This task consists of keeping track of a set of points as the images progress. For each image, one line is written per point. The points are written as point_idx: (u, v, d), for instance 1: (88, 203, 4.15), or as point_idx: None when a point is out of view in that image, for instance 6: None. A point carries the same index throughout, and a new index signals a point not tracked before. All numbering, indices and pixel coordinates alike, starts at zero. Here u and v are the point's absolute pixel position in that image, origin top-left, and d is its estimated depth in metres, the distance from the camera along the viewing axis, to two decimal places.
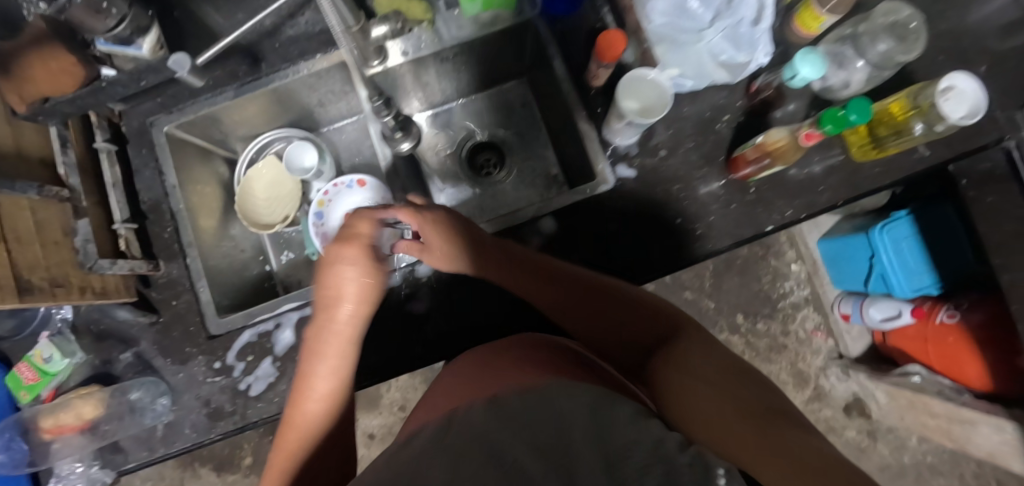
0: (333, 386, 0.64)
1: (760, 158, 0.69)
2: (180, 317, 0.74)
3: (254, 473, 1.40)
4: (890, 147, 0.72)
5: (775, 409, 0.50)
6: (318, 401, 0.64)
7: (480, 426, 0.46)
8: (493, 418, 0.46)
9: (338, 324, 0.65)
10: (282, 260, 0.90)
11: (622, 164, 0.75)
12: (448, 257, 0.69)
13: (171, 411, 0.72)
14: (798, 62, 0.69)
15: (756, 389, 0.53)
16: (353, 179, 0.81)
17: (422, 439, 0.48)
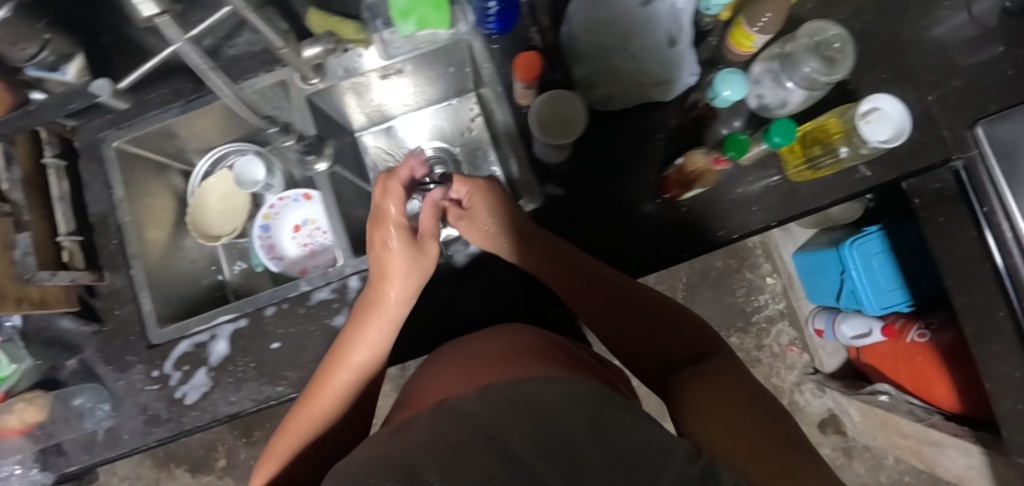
0: (354, 377, 0.65)
1: (684, 180, 0.69)
2: (123, 327, 0.75)
3: (228, 475, 1.30)
4: (825, 169, 0.73)
5: (788, 429, 0.52)
6: (338, 388, 0.64)
7: (478, 417, 0.46)
8: (494, 408, 0.47)
9: (387, 300, 0.68)
10: (235, 270, 0.91)
11: (552, 183, 0.75)
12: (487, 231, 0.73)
13: (110, 418, 0.74)
14: (718, 84, 0.67)
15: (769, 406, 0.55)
16: (299, 194, 0.87)
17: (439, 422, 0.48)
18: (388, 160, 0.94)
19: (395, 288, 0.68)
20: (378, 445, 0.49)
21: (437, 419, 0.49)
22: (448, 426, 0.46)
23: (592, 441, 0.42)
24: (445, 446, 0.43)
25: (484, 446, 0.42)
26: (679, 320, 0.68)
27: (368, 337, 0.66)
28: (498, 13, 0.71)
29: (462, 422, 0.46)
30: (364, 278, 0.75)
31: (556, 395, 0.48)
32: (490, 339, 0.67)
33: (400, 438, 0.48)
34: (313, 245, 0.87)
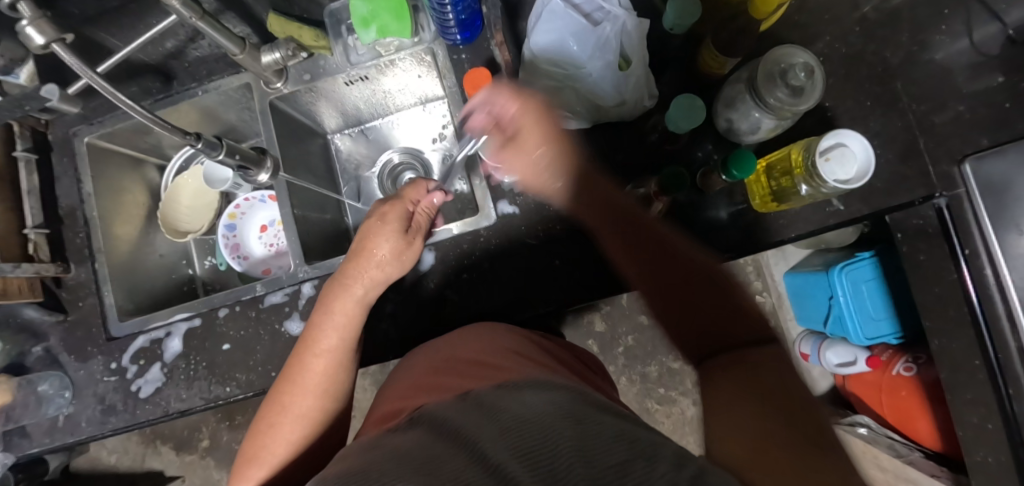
0: (320, 381, 0.62)
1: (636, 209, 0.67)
2: (85, 318, 0.78)
3: (209, 456, 1.34)
4: (785, 201, 0.69)
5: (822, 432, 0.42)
6: (308, 393, 0.62)
7: (458, 427, 0.43)
8: (472, 417, 0.44)
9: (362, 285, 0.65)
10: (205, 265, 0.92)
11: (505, 200, 0.73)
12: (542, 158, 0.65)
13: (70, 405, 0.77)
14: (672, 111, 0.65)
15: (799, 396, 0.45)
16: (265, 195, 0.90)
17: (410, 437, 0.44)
18: (359, 166, 0.95)
19: (374, 286, 0.66)
20: (350, 451, 0.45)
21: (420, 428, 0.45)
22: (431, 440, 0.42)
23: (590, 443, 0.37)
24: (420, 458, 0.39)
25: (462, 457, 0.38)
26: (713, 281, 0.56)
27: (337, 326, 0.64)
28: (459, 26, 0.71)
29: (445, 433, 0.43)
30: (313, 286, 0.75)
31: (538, 399, 0.44)
32: (463, 344, 0.64)
33: (375, 445, 0.44)
34: (278, 246, 0.90)
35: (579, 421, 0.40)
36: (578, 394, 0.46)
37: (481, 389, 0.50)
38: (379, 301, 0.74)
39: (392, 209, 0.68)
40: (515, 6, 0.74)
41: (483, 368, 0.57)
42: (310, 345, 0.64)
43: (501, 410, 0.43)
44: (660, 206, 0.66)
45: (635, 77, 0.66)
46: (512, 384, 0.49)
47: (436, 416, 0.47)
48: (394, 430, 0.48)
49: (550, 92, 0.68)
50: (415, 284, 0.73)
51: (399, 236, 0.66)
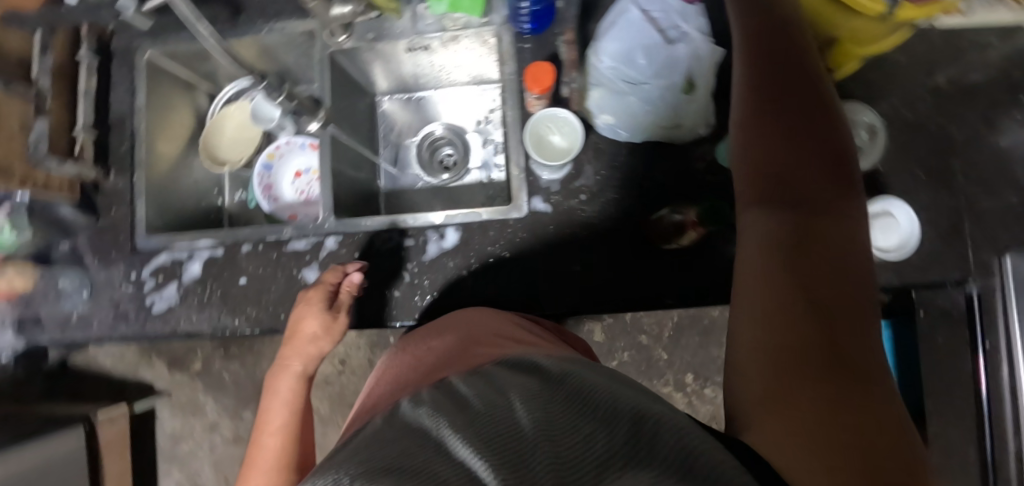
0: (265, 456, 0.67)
1: (668, 232, 0.66)
2: (115, 225, 0.81)
3: (200, 379, 1.38)
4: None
5: (857, 348, 0.38)
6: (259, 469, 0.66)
7: (434, 417, 0.43)
8: (447, 408, 0.44)
9: (299, 358, 0.71)
10: (234, 199, 0.94)
11: (540, 197, 0.72)
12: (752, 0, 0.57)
13: (86, 304, 0.79)
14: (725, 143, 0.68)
15: (849, 305, 0.40)
16: (306, 142, 0.91)
17: (385, 428, 0.45)
18: (403, 133, 0.96)
19: (310, 361, 0.72)
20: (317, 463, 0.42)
21: (393, 431, 0.44)
22: (405, 446, 0.40)
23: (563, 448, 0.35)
24: (394, 451, 0.39)
25: (434, 455, 0.38)
26: (823, 143, 0.46)
27: (281, 398, 0.70)
28: (531, 15, 0.70)
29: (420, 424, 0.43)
30: (337, 242, 0.76)
31: (513, 397, 0.43)
32: (439, 330, 0.66)
33: (349, 444, 0.45)
34: (308, 194, 0.90)
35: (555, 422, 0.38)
36: (550, 381, 0.46)
37: (456, 377, 0.51)
38: (397, 267, 0.75)
39: (315, 291, 0.71)
40: (589, 7, 0.74)
41: (448, 359, 0.58)
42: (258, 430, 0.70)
43: (467, 405, 0.44)
44: (692, 236, 0.65)
45: (696, 103, 0.67)
46: (489, 373, 0.50)
47: (411, 414, 0.46)
48: (361, 433, 0.47)
49: (611, 99, 0.68)
50: (435, 260, 0.74)
51: (326, 316, 0.70)
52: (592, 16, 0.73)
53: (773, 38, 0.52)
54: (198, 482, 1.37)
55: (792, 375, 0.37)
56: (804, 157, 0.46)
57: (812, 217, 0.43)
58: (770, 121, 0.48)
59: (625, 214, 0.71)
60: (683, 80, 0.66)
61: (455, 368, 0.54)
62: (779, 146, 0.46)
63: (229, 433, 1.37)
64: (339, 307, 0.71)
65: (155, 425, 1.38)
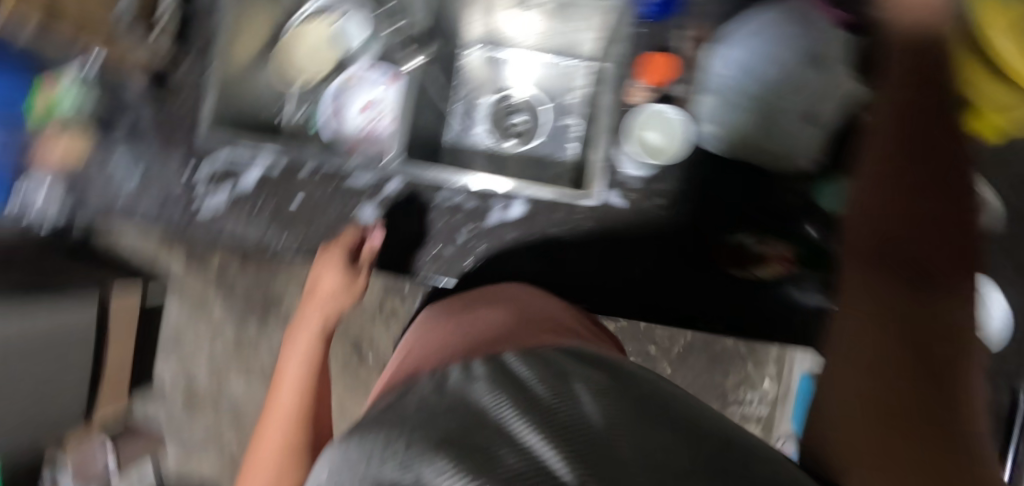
0: (277, 448, 0.65)
1: (749, 263, 0.67)
2: (179, 116, 0.79)
3: (213, 282, 1.36)
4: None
5: (935, 457, 0.32)
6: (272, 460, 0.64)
7: (488, 403, 0.40)
8: (501, 384, 0.42)
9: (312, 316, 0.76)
10: (296, 115, 0.89)
11: (617, 192, 0.70)
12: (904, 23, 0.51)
13: (136, 188, 0.79)
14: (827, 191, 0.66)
15: (944, 394, 0.33)
16: (387, 73, 0.83)
17: (431, 400, 0.43)
18: (479, 89, 0.92)
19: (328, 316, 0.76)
20: (346, 442, 0.40)
21: (443, 405, 0.41)
22: (460, 427, 0.37)
23: (637, 456, 0.33)
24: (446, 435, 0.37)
25: (496, 443, 0.35)
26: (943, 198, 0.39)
27: (294, 356, 0.72)
28: None
29: (468, 407, 0.40)
30: (401, 184, 0.74)
31: (577, 385, 0.41)
32: (494, 299, 0.66)
33: (391, 413, 0.43)
34: (373, 127, 0.81)
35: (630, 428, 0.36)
36: (606, 374, 0.44)
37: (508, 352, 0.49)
38: (453, 228, 0.74)
39: (335, 247, 0.75)
40: (716, 7, 0.70)
41: (495, 333, 0.55)
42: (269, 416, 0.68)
43: (520, 387, 0.41)
44: (774, 268, 0.67)
45: (808, 136, 0.64)
46: (547, 355, 0.47)
47: (458, 384, 0.44)
48: (407, 397, 0.45)
49: (719, 111, 0.66)
50: (495, 228, 0.73)
51: (343, 272, 0.75)
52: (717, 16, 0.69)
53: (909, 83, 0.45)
54: (192, 379, 1.39)
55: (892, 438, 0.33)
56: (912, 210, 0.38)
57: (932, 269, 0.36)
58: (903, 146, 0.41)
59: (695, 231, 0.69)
60: (804, 108, 0.62)
61: (503, 344, 0.52)
62: (910, 179, 0.40)
63: (231, 339, 1.39)
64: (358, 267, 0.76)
65: (161, 316, 1.38)
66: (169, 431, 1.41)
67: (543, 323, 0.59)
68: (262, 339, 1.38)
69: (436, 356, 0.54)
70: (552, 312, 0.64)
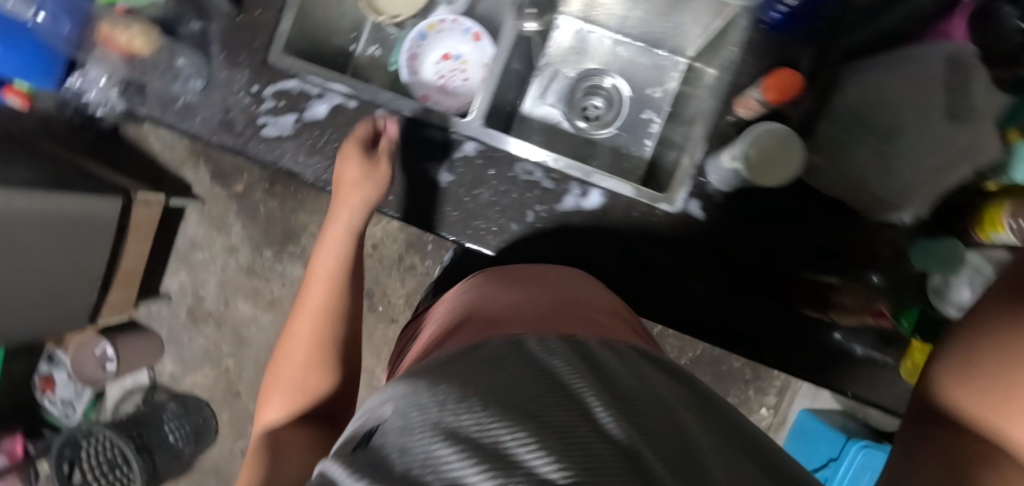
0: (310, 339, 0.72)
1: (832, 301, 0.66)
2: (254, 27, 0.74)
3: (235, 201, 1.34)
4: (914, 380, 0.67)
5: None
6: (304, 349, 0.71)
7: (564, 376, 0.37)
8: (575, 363, 0.41)
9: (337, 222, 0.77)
10: (367, 52, 0.88)
11: (696, 201, 0.68)
12: None
13: (196, 95, 0.75)
14: (924, 250, 0.64)
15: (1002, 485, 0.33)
16: (473, 29, 0.81)
17: (504, 361, 0.40)
18: (564, 62, 0.87)
19: (354, 215, 0.75)
20: (405, 389, 0.37)
21: (521, 367, 0.39)
22: (528, 383, 0.35)
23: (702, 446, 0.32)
24: (517, 394, 0.33)
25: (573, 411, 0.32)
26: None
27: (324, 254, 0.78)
28: (792, 12, 0.63)
29: (544, 373, 0.37)
30: (476, 149, 0.70)
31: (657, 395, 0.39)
32: (538, 280, 0.64)
33: (454, 364, 0.41)
34: (449, 81, 0.82)
35: (690, 422, 0.36)
36: (686, 395, 0.44)
37: (586, 338, 0.47)
38: (523, 205, 0.71)
39: (353, 141, 0.71)
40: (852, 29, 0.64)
41: (546, 313, 0.55)
42: (302, 314, 0.75)
43: (603, 377, 0.39)
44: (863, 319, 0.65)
45: (919, 190, 0.63)
46: (624, 352, 0.47)
47: (533, 351, 0.42)
48: (476, 354, 0.43)
49: (832, 145, 0.64)
50: (568, 214, 0.70)
51: (360, 167, 0.69)
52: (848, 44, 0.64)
53: None
54: (200, 294, 1.37)
55: None
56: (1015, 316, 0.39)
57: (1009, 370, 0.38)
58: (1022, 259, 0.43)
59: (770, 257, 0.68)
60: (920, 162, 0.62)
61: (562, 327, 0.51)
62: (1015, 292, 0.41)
63: (243, 263, 1.36)
64: (378, 157, 0.70)
65: (178, 225, 1.35)
66: (168, 341, 1.40)
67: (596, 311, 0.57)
68: (275, 270, 1.35)
69: (491, 322, 0.53)
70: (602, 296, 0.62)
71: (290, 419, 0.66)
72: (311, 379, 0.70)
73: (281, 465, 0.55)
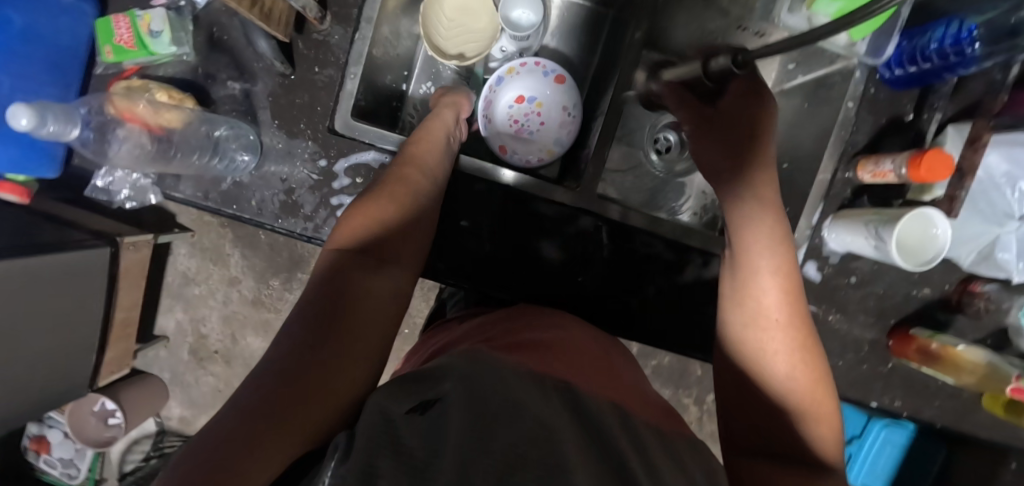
0: (404, 197, 0.57)
1: (934, 356, 0.64)
2: (312, 87, 0.63)
3: (231, 227, 1.20)
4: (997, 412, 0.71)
5: (766, 429, 0.50)
6: (392, 203, 0.57)
7: (597, 418, 0.41)
8: (622, 432, 0.41)
9: (438, 122, 0.63)
10: (420, 91, 0.78)
11: (813, 263, 0.68)
12: (744, 116, 0.54)
13: (246, 173, 0.62)
14: None
15: (795, 416, 0.49)
16: (554, 71, 0.72)
17: (551, 400, 0.42)
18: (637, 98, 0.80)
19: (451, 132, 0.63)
20: (462, 380, 0.41)
21: (565, 410, 0.41)
22: (536, 394, 0.41)
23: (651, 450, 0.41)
24: (543, 419, 0.37)
25: (586, 446, 0.37)
26: (799, 293, 0.54)
27: (430, 134, 0.61)
28: (918, 73, 0.62)
29: (587, 425, 0.41)
30: (590, 223, 0.66)
31: (639, 426, 0.44)
32: (541, 322, 0.59)
33: (494, 381, 0.41)
34: (523, 127, 0.72)
35: (637, 422, 0.45)
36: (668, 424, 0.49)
37: (633, 414, 0.46)
38: (643, 279, 0.67)
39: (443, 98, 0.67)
40: (966, 84, 0.63)
41: (571, 349, 0.54)
42: (408, 160, 0.59)
43: (636, 433, 0.43)
44: (969, 379, 0.64)
45: None
46: (663, 434, 0.46)
47: (580, 399, 0.44)
48: (531, 392, 0.41)
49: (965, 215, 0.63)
50: (688, 285, 0.67)
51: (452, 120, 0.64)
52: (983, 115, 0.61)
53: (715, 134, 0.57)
54: (202, 332, 1.25)
55: (752, 413, 0.50)
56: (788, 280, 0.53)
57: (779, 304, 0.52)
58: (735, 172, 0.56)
59: (890, 319, 0.69)
60: None
61: (536, 333, 0.55)
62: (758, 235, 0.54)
63: (248, 295, 1.23)
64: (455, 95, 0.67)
65: (169, 257, 1.21)
66: (172, 385, 1.27)
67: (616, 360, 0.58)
68: (284, 300, 1.22)
69: (519, 348, 0.51)
70: (615, 358, 0.58)
71: (360, 262, 0.52)
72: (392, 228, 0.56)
73: (340, 352, 0.44)
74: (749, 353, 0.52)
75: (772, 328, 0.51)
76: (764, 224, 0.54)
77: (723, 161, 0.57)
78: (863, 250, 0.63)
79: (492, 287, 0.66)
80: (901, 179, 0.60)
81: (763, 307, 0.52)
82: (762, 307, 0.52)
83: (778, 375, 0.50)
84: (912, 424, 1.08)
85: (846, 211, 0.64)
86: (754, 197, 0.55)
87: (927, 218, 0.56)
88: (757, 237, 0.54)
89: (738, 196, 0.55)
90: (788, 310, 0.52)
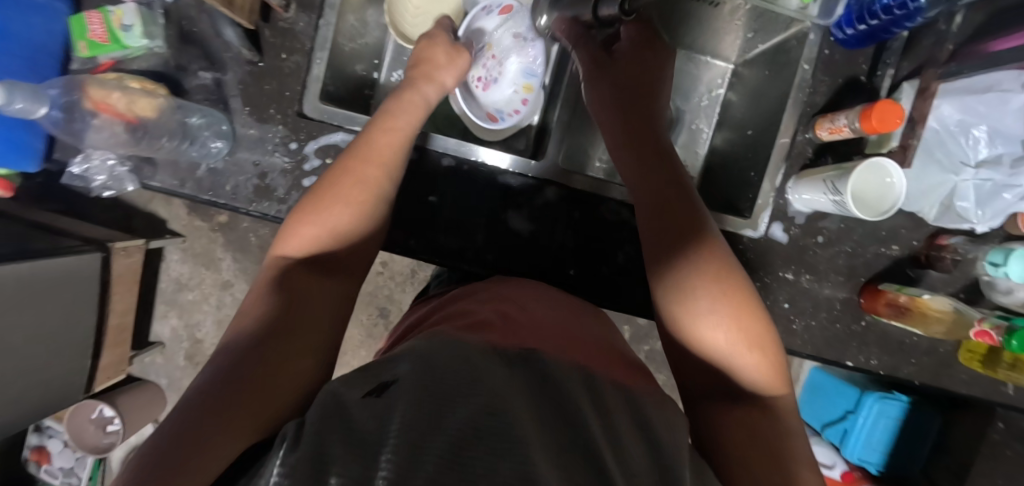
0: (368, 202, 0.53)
1: (902, 307, 0.64)
2: (283, 73, 0.65)
3: (222, 232, 1.22)
4: (974, 367, 0.72)
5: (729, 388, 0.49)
6: (361, 189, 0.53)
7: (560, 383, 0.41)
8: (586, 400, 0.41)
9: (417, 104, 0.60)
10: (391, 79, 0.78)
11: (781, 224, 0.69)
12: (642, 65, 0.62)
13: (221, 159, 0.63)
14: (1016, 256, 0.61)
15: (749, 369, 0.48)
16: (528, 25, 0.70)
17: (516, 372, 0.41)
18: None
19: (416, 115, 0.60)
20: (419, 360, 0.39)
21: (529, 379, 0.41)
22: (497, 368, 0.40)
23: (621, 432, 0.39)
24: (498, 390, 0.37)
25: (548, 425, 0.37)
26: (721, 246, 0.53)
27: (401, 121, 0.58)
28: (868, 31, 0.63)
29: (544, 391, 0.41)
30: (558, 195, 0.68)
31: (609, 398, 0.43)
32: (504, 296, 0.58)
33: (440, 350, 0.41)
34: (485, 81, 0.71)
35: (605, 388, 0.44)
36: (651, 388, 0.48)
37: (598, 373, 0.46)
38: (612, 248, 0.68)
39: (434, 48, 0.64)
40: (916, 41, 0.65)
41: (540, 325, 0.52)
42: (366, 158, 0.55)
43: (603, 410, 0.41)
44: (936, 328, 0.65)
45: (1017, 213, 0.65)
46: (626, 392, 0.45)
47: (545, 369, 0.43)
48: (483, 359, 0.41)
49: (923, 168, 0.65)
50: None
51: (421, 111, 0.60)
52: (933, 67, 0.63)
53: (623, 91, 0.61)
54: (197, 336, 1.26)
55: (712, 376, 0.49)
56: (701, 233, 0.54)
57: (697, 253, 0.52)
58: (643, 133, 0.59)
59: (861, 278, 0.70)
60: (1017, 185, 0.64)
61: (493, 308, 0.54)
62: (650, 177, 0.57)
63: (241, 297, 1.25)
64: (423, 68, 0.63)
65: (161, 263, 1.23)
66: (169, 390, 1.28)
67: (588, 327, 0.57)
68: None
69: (474, 321, 0.50)
70: (592, 326, 0.58)
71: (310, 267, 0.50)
72: (363, 220, 0.53)
73: (290, 344, 0.44)
74: (682, 321, 0.50)
75: (698, 279, 0.51)
76: (670, 180, 0.57)
77: (624, 124, 0.60)
78: (825, 207, 0.64)
79: (458, 261, 0.67)
80: (857, 134, 0.61)
81: (687, 264, 0.52)
82: (689, 266, 0.52)
83: (714, 335, 0.49)
84: (907, 396, 1.08)
85: (807, 171, 0.66)
86: (667, 160, 0.58)
87: (882, 169, 0.58)
88: (669, 195, 0.56)
89: (652, 150, 0.59)
90: (711, 264, 0.51)
